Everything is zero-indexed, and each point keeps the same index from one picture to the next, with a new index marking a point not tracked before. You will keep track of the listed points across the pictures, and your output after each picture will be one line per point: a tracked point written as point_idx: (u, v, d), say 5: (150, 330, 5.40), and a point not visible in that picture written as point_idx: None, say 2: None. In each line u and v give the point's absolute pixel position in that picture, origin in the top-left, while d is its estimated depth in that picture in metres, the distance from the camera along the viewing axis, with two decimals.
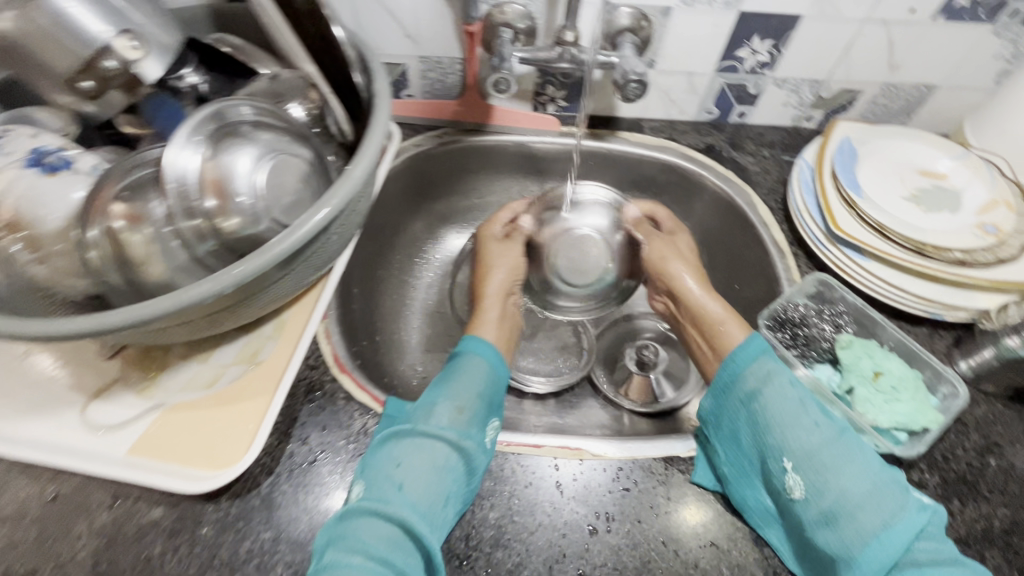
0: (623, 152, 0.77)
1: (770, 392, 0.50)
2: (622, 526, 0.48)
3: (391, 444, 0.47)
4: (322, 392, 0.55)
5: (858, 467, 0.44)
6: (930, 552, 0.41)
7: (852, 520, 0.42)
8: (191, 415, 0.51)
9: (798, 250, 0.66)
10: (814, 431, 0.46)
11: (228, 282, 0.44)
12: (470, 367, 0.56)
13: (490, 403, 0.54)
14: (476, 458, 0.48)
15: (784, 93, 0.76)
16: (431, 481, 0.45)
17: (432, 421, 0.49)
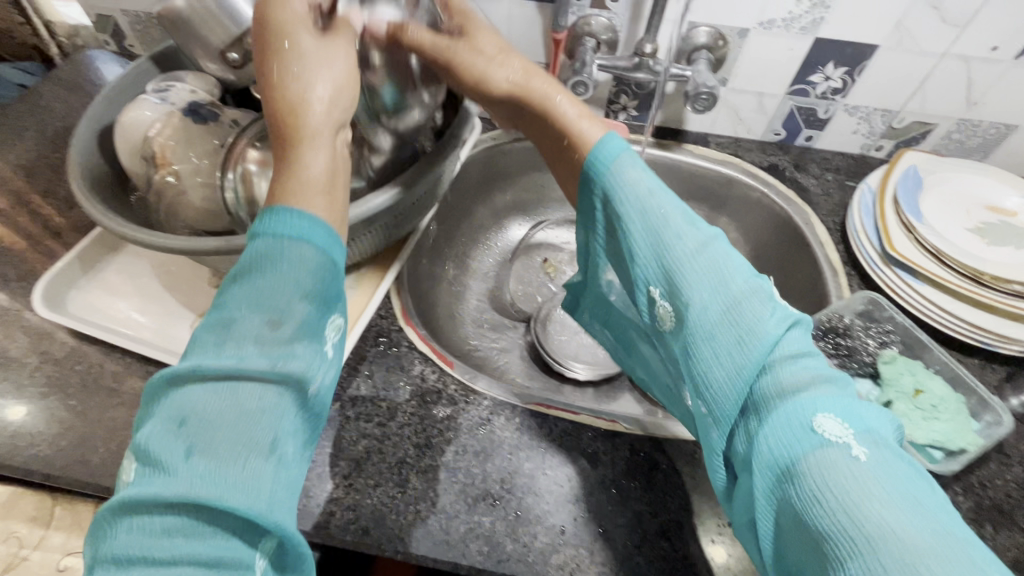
0: (687, 163, 0.81)
1: (634, 195, 0.48)
2: (645, 495, 0.52)
3: (176, 393, 0.33)
4: (388, 339, 0.61)
5: (722, 274, 0.42)
6: (809, 382, 0.37)
7: (713, 347, 0.40)
8: None
9: (852, 270, 0.68)
10: (677, 241, 0.45)
11: None
12: (293, 245, 0.38)
13: (330, 299, 0.40)
14: (304, 378, 0.35)
15: (854, 120, 0.77)
16: (234, 436, 0.32)
17: (228, 348, 0.34)
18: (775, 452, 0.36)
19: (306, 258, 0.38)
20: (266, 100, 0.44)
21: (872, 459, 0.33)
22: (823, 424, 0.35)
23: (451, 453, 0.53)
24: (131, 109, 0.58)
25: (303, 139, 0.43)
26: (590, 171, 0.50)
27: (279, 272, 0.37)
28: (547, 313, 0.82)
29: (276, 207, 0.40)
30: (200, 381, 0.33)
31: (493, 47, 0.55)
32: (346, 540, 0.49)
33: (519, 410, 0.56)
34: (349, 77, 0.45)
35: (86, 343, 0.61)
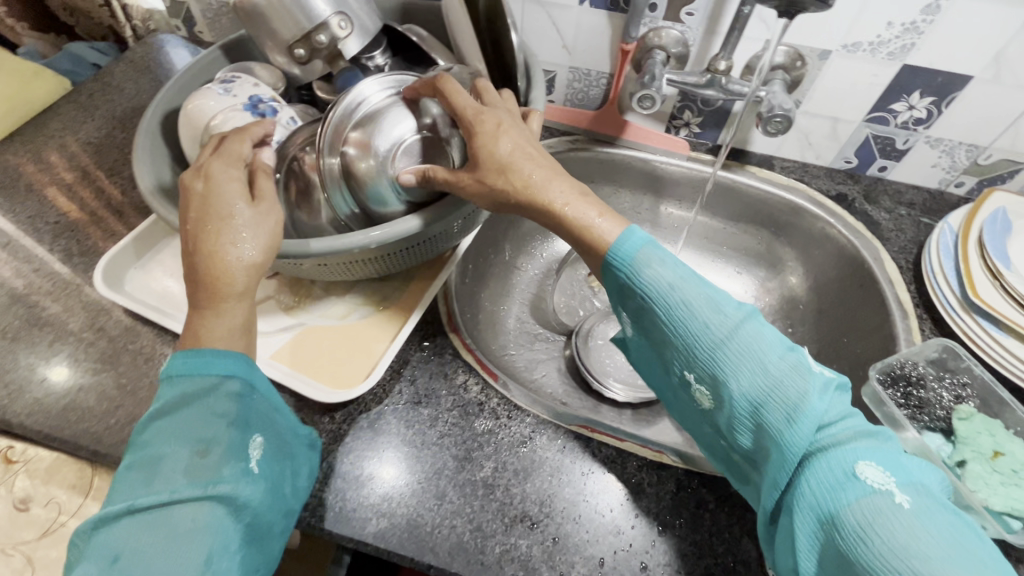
0: (750, 186, 0.78)
1: (663, 274, 0.45)
2: (691, 533, 0.49)
3: (103, 533, 0.37)
4: (433, 344, 0.60)
5: (760, 354, 0.41)
6: (849, 438, 0.38)
7: (755, 419, 0.40)
8: (326, 338, 0.60)
9: (924, 314, 0.64)
10: (710, 327, 0.42)
11: (391, 234, 0.52)
12: (216, 380, 0.43)
13: (247, 418, 0.43)
14: (236, 494, 0.40)
15: (935, 153, 0.73)
16: (170, 557, 0.36)
17: (157, 485, 0.38)
18: (820, 498, 0.37)
19: (224, 393, 0.42)
20: (189, 260, 0.45)
21: (914, 506, 0.35)
22: (863, 471, 0.36)
23: (490, 469, 0.52)
24: (195, 97, 0.59)
25: (226, 298, 0.44)
26: (610, 264, 0.47)
27: (198, 411, 0.41)
28: (589, 329, 0.80)
29: (204, 352, 0.43)
30: (128, 516, 0.37)
31: (506, 150, 0.50)
32: (381, 548, 0.48)
33: (562, 430, 0.54)
34: (277, 237, 0.47)
35: (140, 323, 0.62)
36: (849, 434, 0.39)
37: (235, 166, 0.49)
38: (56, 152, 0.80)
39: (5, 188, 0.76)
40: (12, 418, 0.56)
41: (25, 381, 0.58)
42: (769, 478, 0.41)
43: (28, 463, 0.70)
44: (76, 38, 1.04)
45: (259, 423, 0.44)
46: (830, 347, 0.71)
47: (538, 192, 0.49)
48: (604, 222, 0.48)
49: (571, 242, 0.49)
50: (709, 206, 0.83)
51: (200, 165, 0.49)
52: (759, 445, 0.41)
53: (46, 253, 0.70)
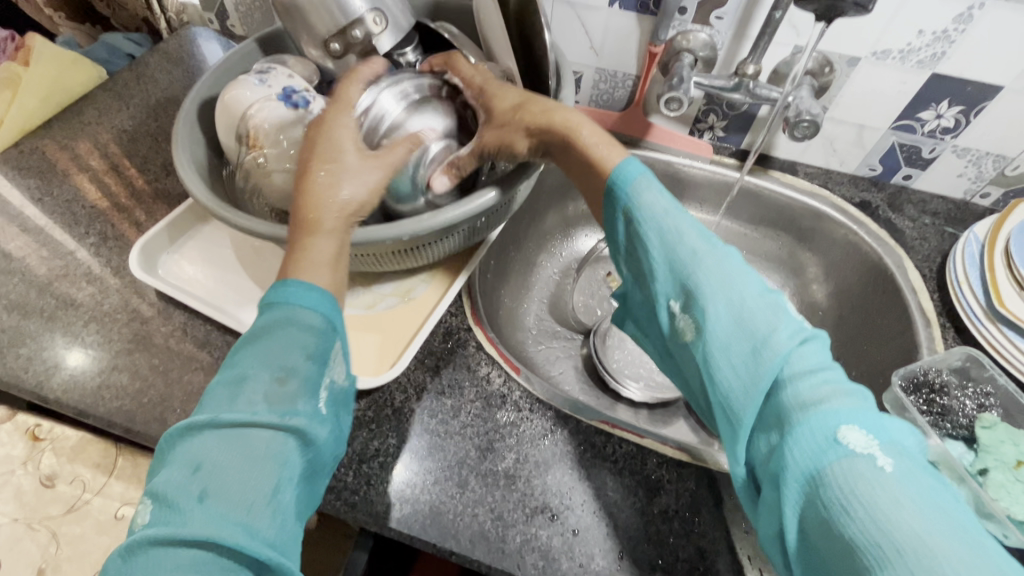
0: (773, 191, 0.78)
1: (655, 216, 0.48)
2: (711, 532, 0.50)
3: (191, 442, 0.38)
4: (457, 337, 0.61)
5: (740, 292, 0.44)
6: (828, 395, 0.39)
7: (728, 353, 0.43)
8: (352, 326, 0.61)
9: (947, 323, 0.64)
10: (694, 256, 0.46)
11: (422, 228, 0.53)
12: (300, 312, 0.44)
13: (323, 355, 0.43)
14: (311, 431, 0.40)
15: (962, 162, 0.73)
16: (246, 480, 0.36)
17: (240, 405, 0.39)
18: (803, 463, 0.38)
19: (306, 326, 0.43)
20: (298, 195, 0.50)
21: (895, 470, 0.35)
22: (845, 435, 0.37)
23: (511, 460, 0.53)
24: (231, 87, 0.60)
25: (317, 229, 0.48)
26: (612, 189, 0.50)
27: (282, 341, 0.42)
28: (607, 328, 0.80)
29: (289, 281, 0.45)
30: (211, 430, 0.38)
31: (516, 99, 0.54)
32: (403, 533, 0.49)
33: (583, 426, 0.55)
34: (375, 192, 0.51)
35: (171, 307, 0.64)
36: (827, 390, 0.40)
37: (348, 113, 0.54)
38: (90, 140, 0.83)
39: (43, 173, 0.79)
40: (49, 394, 0.58)
41: (60, 359, 0.60)
42: (744, 426, 0.42)
43: (55, 441, 0.72)
44: (111, 29, 1.06)
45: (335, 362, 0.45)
46: (850, 354, 0.71)
47: (554, 117, 0.52)
48: (608, 149, 0.52)
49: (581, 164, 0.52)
50: (731, 210, 0.83)
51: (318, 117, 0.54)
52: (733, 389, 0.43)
53: (82, 236, 0.71)
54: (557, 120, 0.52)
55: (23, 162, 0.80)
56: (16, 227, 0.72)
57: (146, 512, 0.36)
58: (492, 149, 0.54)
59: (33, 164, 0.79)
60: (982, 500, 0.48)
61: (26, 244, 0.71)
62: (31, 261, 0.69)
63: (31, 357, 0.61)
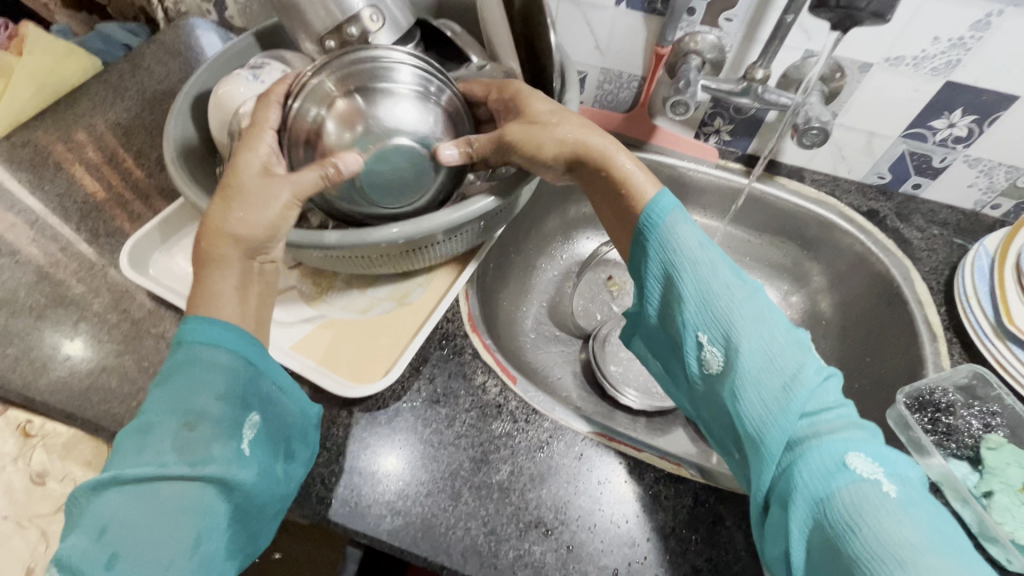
0: (779, 198, 0.77)
1: (685, 246, 0.48)
2: (708, 550, 0.49)
3: (94, 503, 0.37)
4: (453, 342, 0.60)
5: (767, 326, 0.44)
6: (840, 429, 0.40)
7: (758, 389, 0.41)
8: (346, 331, 0.60)
9: (953, 338, 0.62)
10: (724, 291, 0.45)
11: (413, 230, 0.51)
12: (211, 352, 0.42)
13: (244, 396, 0.43)
14: (231, 474, 0.39)
15: (973, 173, 0.71)
16: (161, 533, 0.36)
17: (146, 456, 0.38)
18: (813, 486, 0.38)
19: (218, 364, 0.42)
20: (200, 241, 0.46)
21: (900, 497, 0.36)
22: (853, 461, 0.38)
23: (507, 473, 0.52)
24: (226, 82, 0.59)
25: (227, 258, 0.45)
26: (648, 218, 0.50)
27: (194, 383, 0.41)
28: (607, 334, 0.79)
29: (194, 317, 0.43)
30: (112, 488, 0.37)
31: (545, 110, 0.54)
32: (395, 546, 0.48)
33: (580, 437, 0.54)
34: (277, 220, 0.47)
35: (163, 306, 0.63)
36: (840, 423, 0.40)
37: (258, 139, 0.50)
38: (83, 132, 0.81)
39: (36, 165, 0.77)
40: (36, 395, 0.57)
41: (48, 360, 0.59)
42: (762, 458, 0.41)
43: (46, 437, 0.71)
44: (108, 18, 1.04)
45: (258, 398, 0.44)
46: (852, 365, 0.70)
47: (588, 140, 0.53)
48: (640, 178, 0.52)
49: (616, 192, 0.52)
50: (736, 216, 0.82)
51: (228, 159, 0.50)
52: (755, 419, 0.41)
53: (73, 232, 0.70)
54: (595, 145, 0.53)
55: (14, 154, 0.78)
56: (7, 222, 0.71)
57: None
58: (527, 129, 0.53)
59: (26, 156, 0.78)
60: (986, 523, 0.47)
61: (17, 239, 0.69)
62: (21, 257, 0.68)
63: (19, 357, 0.60)
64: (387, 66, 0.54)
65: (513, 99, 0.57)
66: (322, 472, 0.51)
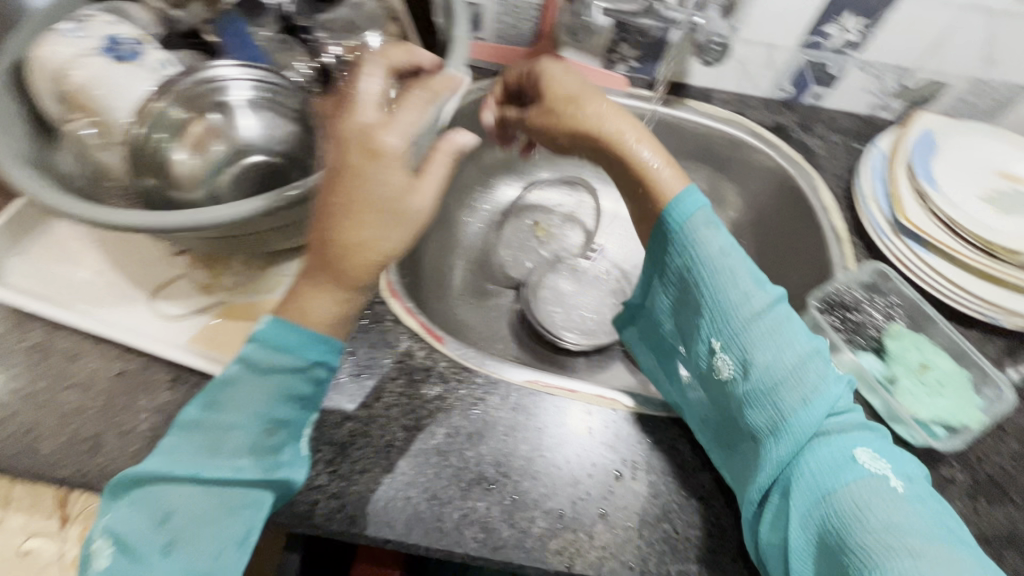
0: (690, 122, 0.76)
1: (707, 251, 0.46)
2: (647, 475, 0.50)
3: (150, 489, 0.36)
4: (371, 312, 0.56)
5: (787, 336, 0.43)
6: (850, 429, 0.41)
7: (773, 394, 0.42)
8: (250, 316, 0.54)
9: (857, 240, 0.65)
10: (744, 302, 0.44)
11: (295, 198, 0.46)
12: (299, 362, 0.37)
13: (312, 400, 0.40)
14: (283, 477, 0.39)
15: (866, 77, 0.73)
16: (216, 529, 0.36)
17: (222, 457, 0.37)
18: (819, 478, 0.39)
19: (311, 378, 0.38)
20: (323, 214, 0.36)
21: (906, 492, 0.38)
22: (861, 456, 0.40)
23: (442, 436, 0.50)
24: (41, 42, 0.48)
25: (353, 287, 0.37)
26: (664, 220, 0.48)
27: (248, 392, 0.37)
28: (538, 281, 0.80)
29: (280, 321, 0.37)
30: (173, 481, 0.36)
31: (574, 87, 0.53)
32: (333, 530, 0.46)
33: (514, 388, 0.53)
34: (427, 224, 0.39)
35: (26, 318, 0.54)
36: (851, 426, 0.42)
37: (428, 106, 0.40)
38: None
39: None
40: None
41: None
42: (772, 455, 0.42)
43: None
44: None
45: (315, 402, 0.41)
46: (770, 278, 0.73)
47: (587, 115, 0.51)
48: (667, 172, 0.49)
49: (622, 171, 0.51)
50: None
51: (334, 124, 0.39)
52: (765, 423, 0.43)
53: None
54: (587, 114, 0.51)
55: None
56: None
57: (108, 551, 0.35)
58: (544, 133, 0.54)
59: None
60: (892, 406, 0.51)
61: None
62: None
63: None
64: (218, 84, 0.49)
65: (540, 83, 0.55)
66: None
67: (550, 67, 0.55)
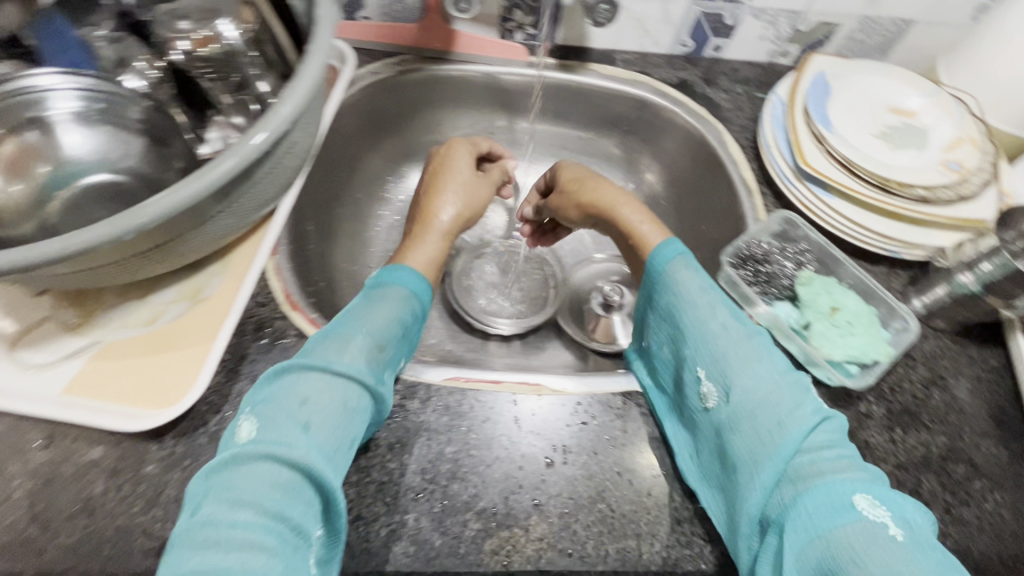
0: (593, 85, 0.75)
1: (688, 290, 0.47)
2: (578, 458, 0.48)
3: (290, 380, 0.40)
4: (271, 329, 0.52)
5: (765, 365, 0.42)
6: (844, 467, 0.37)
7: (753, 422, 0.40)
8: (130, 353, 0.49)
9: (766, 190, 0.65)
10: (723, 333, 0.44)
11: (143, 219, 0.40)
12: (400, 292, 0.49)
13: (410, 335, 0.49)
14: (383, 399, 0.44)
15: (761, 24, 0.72)
16: (342, 424, 0.40)
17: (346, 357, 0.42)
18: (812, 518, 0.35)
19: (411, 304, 0.49)
20: (420, 204, 0.64)
21: (908, 541, 0.33)
22: (859, 501, 0.35)
23: (361, 452, 0.47)
24: None
25: (429, 232, 0.59)
26: (649, 267, 0.51)
27: (370, 313, 0.47)
28: (463, 269, 0.79)
29: (398, 266, 0.52)
30: (312, 372, 0.41)
31: (575, 171, 0.65)
32: None
33: (434, 388, 0.51)
34: (473, 209, 0.65)
35: None
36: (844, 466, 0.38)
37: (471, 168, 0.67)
38: None
39: None
40: None
41: None
42: (758, 486, 0.39)
43: None
44: None
45: (410, 343, 0.50)
46: (691, 236, 0.74)
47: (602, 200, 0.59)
48: (653, 233, 0.53)
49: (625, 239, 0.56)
50: (560, 110, 0.80)
51: (437, 153, 0.68)
52: (748, 456, 0.40)
53: None
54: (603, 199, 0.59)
55: None
56: None
57: (252, 424, 0.38)
58: (556, 209, 0.66)
59: None
60: (808, 352, 0.52)
61: None
62: None
63: None
64: (34, 96, 0.45)
65: (555, 175, 0.68)
66: (142, 520, 0.43)
67: (567, 168, 0.67)
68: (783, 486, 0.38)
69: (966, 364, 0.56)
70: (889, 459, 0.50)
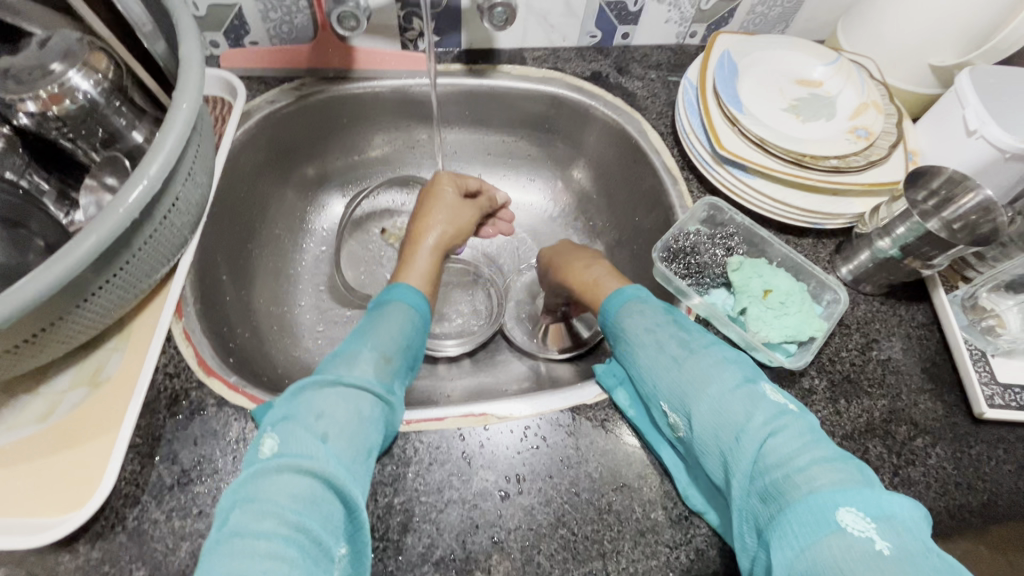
0: (507, 88, 0.73)
1: (637, 328, 0.49)
2: (534, 485, 0.47)
3: (307, 396, 0.40)
4: (187, 402, 0.47)
5: (715, 385, 0.42)
6: (816, 472, 0.35)
7: (716, 445, 0.40)
8: (24, 456, 0.44)
9: (690, 175, 0.65)
10: (673, 364, 0.45)
11: (5, 313, 0.34)
12: (402, 307, 0.50)
13: (416, 349, 0.50)
14: (399, 407, 0.44)
15: (664, 8, 0.71)
16: (358, 433, 0.40)
17: (355, 371, 0.43)
18: (786, 535, 0.34)
19: (412, 318, 0.50)
20: (414, 221, 0.64)
21: (894, 552, 0.31)
22: (842, 515, 0.33)
23: None
24: None
25: (422, 242, 0.61)
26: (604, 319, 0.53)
27: (376, 329, 0.47)
28: None
29: (398, 284, 0.53)
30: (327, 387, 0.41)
31: (555, 248, 0.69)
32: None
33: None
34: (464, 232, 0.65)
35: None
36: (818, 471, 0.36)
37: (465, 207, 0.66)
38: None
39: None
40: None
41: None
42: (737, 503, 0.38)
43: None
44: None
45: (417, 358, 0.50)
46: (626, 228, 0.73)
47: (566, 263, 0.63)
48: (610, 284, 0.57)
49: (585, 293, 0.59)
50: (479, 116, 0.77)
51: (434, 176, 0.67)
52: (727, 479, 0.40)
53: None
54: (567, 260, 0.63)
55: None
56: None
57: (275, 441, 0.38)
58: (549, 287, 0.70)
59: None
60: (747, 338, 0.52)
61: None
62: None
63: None
64: None
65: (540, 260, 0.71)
66: None
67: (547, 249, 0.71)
68: (759, 507, 0.37)
69: (897, 324, 0.57)
70: (836, 432, 0.50)
